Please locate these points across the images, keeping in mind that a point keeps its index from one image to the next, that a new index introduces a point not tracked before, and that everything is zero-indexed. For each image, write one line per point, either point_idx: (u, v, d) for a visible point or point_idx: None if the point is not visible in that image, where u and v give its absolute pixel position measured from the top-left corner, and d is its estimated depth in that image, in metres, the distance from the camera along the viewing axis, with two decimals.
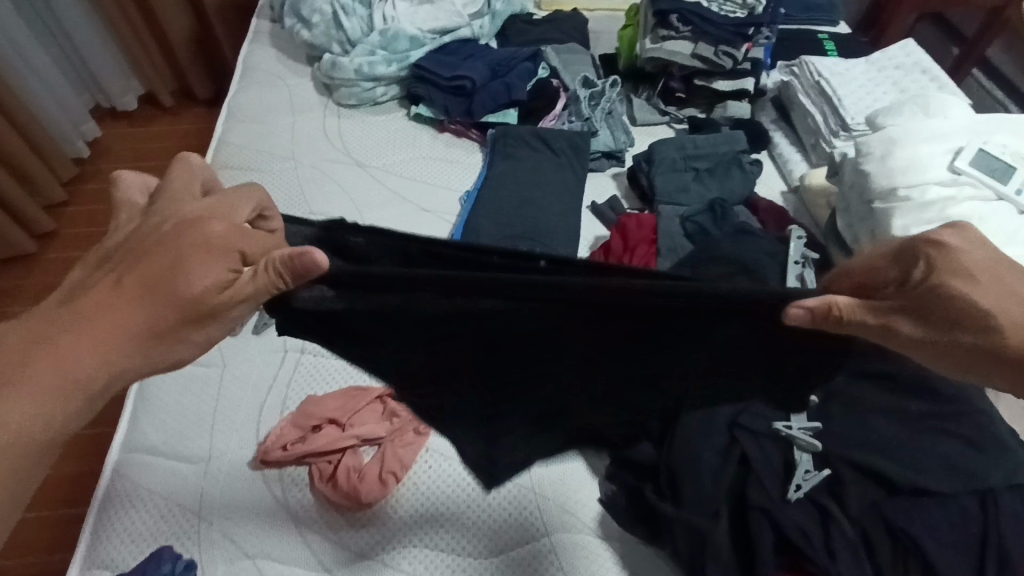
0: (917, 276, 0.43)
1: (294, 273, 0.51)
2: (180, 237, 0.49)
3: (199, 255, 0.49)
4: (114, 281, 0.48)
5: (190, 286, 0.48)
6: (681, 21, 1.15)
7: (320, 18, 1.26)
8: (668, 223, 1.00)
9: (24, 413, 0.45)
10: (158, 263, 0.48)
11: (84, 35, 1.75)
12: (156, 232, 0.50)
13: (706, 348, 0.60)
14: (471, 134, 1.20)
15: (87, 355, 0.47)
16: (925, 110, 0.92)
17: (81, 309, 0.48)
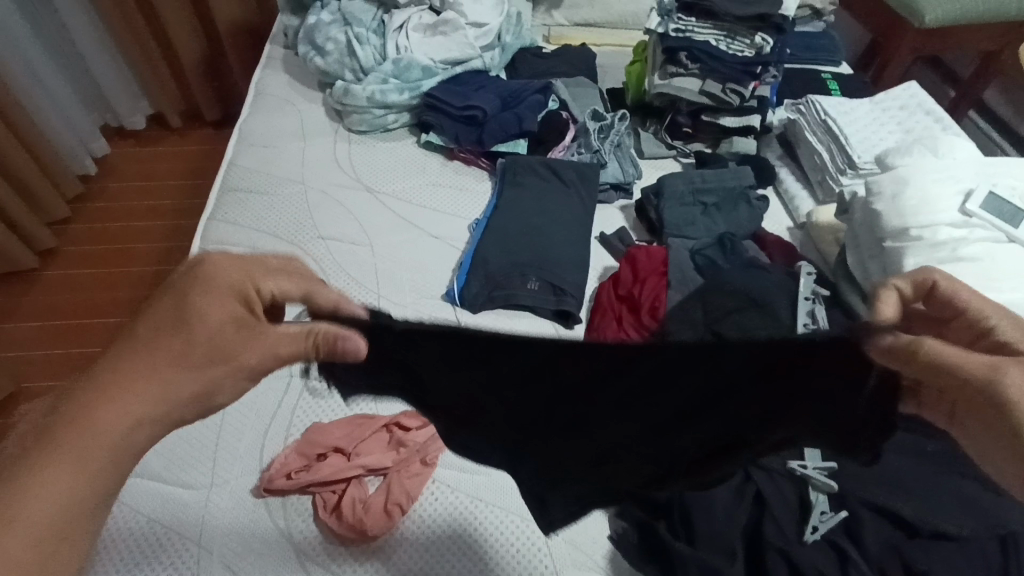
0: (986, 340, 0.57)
1: (327, 346, 0.54)
2: (198, 291, 0.54)
3: (215, 305, 0.54)
4: (139, 341, 0.53)
5: (204, 325, 0.53)
6: (689, 58, 1.18)
7: (334, 46, 1.29)
8: (678, 255, 1.01)
9: (60, 474, 0.48)
10: (173, 316, 0.53)
11: (95, 55, 1.78)
12: (169, 289, 0.55)
13: (732, 390, 0.58)
14: (481, 163, 1.21)
15: (110, 406, 0.50)
16: (934, 152, 0.93)
17: (111, 373, 0.52)
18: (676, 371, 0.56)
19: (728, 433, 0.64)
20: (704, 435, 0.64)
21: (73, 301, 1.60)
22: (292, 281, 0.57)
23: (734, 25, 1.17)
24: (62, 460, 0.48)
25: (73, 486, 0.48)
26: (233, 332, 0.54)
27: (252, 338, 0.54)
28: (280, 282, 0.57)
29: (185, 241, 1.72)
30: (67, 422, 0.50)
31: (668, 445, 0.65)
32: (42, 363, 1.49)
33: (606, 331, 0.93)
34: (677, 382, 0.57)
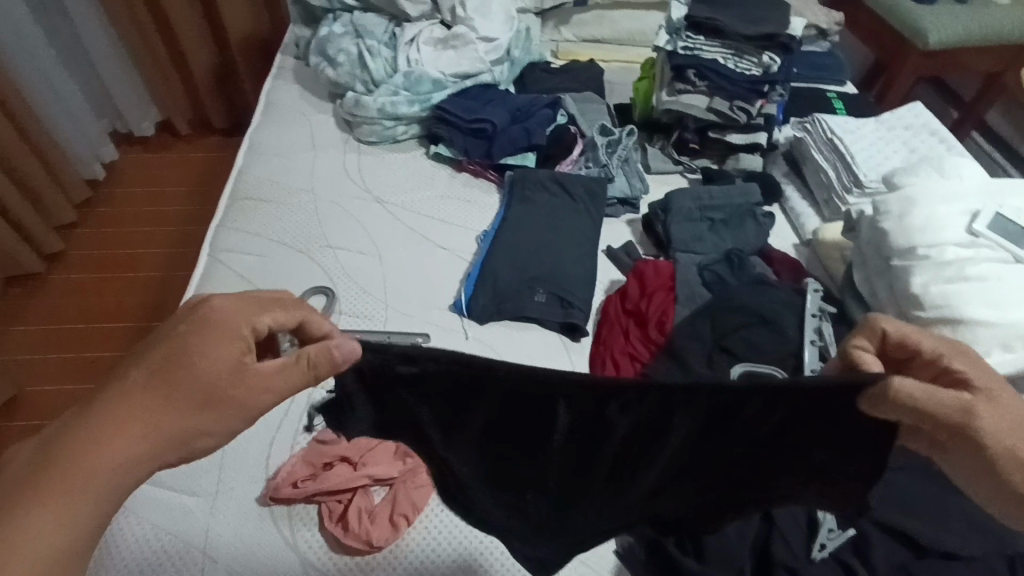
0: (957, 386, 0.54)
1: (325, 364, 0.54)
2: (196, 332, 0.54)
3: (213, 343, 0.54)
4: (135, 383, 0.53)
5: (200, 366, 0.53)
6: (697, 76, 1.18)
7: (346, 58, 1.30)
8: (686, 270, 1.01)
9: (51, 521, 0.49)
10: (170, 356, 0.54)
11: (107, 62, 1.80)
12: (166, 329, 0.56)
13: (746, 416, 0.57)
14: (489, 175, 1.22)
15: (102, 451, 0.51)
16: (940, 172, 0.94)
17: (106, 418, 0.52)
18: (687, 394, 0.55)
19: (736, 461, 0.63)
20: (714, 460, 0.63)
21: (77, 306, 1.60)
22: (289, 313, 0.58)
23: (741, 44, 1.19)
24: (55, 498, 0.50)
25: (62, 524, 0.50)
26: (232, 370, 0.54)
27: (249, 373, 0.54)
28: (277, 315, 0.57)
29: (191, 248, 1.73)
30: (62, 464, 0.50)
31: (679, 470, 0.64)
32: (45, 367, 1.49)
33: (613, 345, 0.93)
34: (687, 407, 0.56)
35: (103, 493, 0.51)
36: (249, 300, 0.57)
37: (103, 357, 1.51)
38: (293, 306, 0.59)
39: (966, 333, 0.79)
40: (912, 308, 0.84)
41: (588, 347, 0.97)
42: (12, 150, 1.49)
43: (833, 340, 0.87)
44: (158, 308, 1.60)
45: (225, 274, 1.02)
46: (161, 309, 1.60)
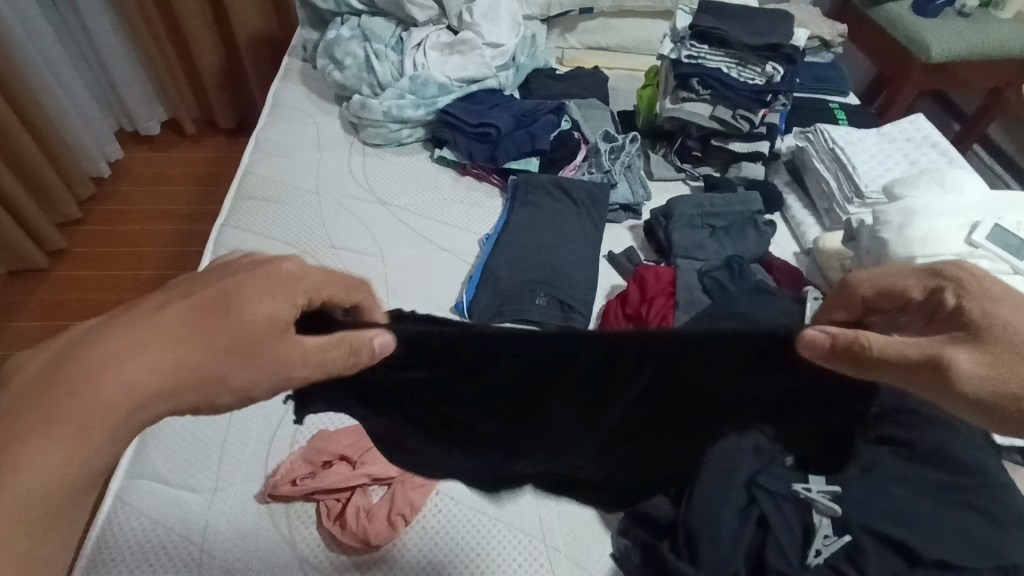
0: (950, 304, 0.53)
1: (366, 351, 0.53)
2: (251, 288, 0.51)
3: (263, 298, 0.50)
4: (171, 330, 0.49)
5: (243, 319, 0.49)
6: (701, 84, 1.20)
7: (353, 61, 1.31)
8: (686, 277, 1.02)
9: (53, 459, 0.45)
10: (215, 310, 0.50)
11: (116, 60, 1.82)
12: (234, 291, 0.51)
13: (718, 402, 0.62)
14: (492, 179, 1.23)
15: (124, 371, 0.47)
16: (941, 185, 0.95)
17: (138, 340, 0.48)
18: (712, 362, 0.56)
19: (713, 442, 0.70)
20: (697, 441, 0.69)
21: (81, 298, 1.61)
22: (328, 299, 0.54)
23: (745, 54, 1.20)
24: (63, 432, 0.46)
25: (69, 455, 0.46)
26: (272, 326, 0.50)
27: (289, 348, 0.50)
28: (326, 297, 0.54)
29: (194, 246, 1.74)
30: (77, 394, 0.46)
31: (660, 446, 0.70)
32: None
33: None
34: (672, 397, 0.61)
35: (107, 435, 0.47)
36: (318, 269, 0.54)
37: None
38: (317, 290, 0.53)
39: None
40: None
41: None
42: (20, 143, 1.51)
43: None
44: None
45: None
46: None
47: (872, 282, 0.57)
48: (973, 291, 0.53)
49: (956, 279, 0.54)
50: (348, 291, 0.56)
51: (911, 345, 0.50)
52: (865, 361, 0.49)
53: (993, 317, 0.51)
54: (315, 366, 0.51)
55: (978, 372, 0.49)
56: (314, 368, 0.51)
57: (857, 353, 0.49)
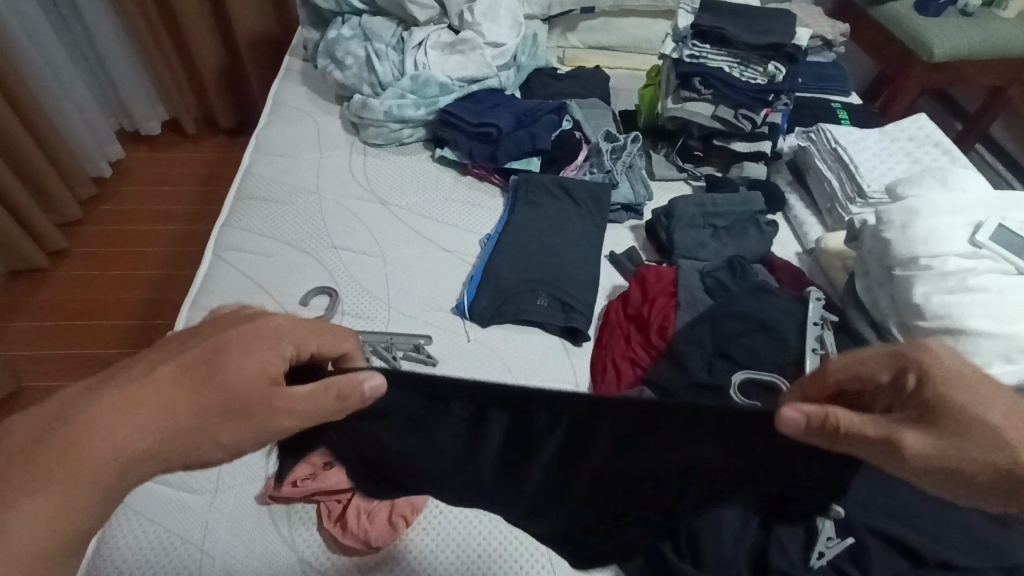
0: (910, 386, 0.50)
1: (355, 397, 0.52)
2: (239, 339, 0.51)
3: (252, 351, 0.50)
4: (161, 382, 0.49)
5: (229, 371, 0.49)
6: (702, 84, 1.19)
7: (354, 61, 1.31)
8: (688, 276, 1.01)
9: (43, 518, 0.44)
10: (204, 361, 0.50)
11: (117, 61, 1.82)
12: (220, 343, 0.51)
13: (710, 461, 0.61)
14: (493, 179, 1.23)
15: (115, 426, 0.47)
16: (944, 184, 0.95)
17: (126, 395, 0.48)
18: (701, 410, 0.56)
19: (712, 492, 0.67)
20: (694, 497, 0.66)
21: (81, 297, 1.61)
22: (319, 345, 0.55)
23: (747, 53, 1.19)
24: (56, 489, 0.45)
25: (61, 509, 0.45)
26: (260, 377, 0.50)
27: (278, 399, 0.49)
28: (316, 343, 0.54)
29: (195, 246, 1.74)
30: (68, 448, 0.46)
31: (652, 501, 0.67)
32: (44, 363, 1.47)
33: (615, 349, 0.94)
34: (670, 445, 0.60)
35: (99, 492, 0.46)
36: (302, 322, 0.55)
37: (104, 354, 1.50)
38: (305, 341, 0.53)
39: (967, 343, 0.79)
40: (913, 317, 0.85)
41: (590, 351, 0.98)
42: (21, 143, 1.50)
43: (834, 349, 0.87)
44: (160, 306, 1.60)
45: (228, 273, 1.03)
46: (164, 306, 1.60)
47: (842, 367, 0.53)
48: (937, 375, 0.49)
49: (922, 358, 0.50)
50: (334, 342, 0.56)
51: (873, 423, 0.48)
52: (833, 438, 0.49)
53: (969, 406, 0.47)
54: (301, 416, 0.50)
55: (941, 456, 0.46)
56: (302, 418, 0.50)
57: (828, 431, 0.49)
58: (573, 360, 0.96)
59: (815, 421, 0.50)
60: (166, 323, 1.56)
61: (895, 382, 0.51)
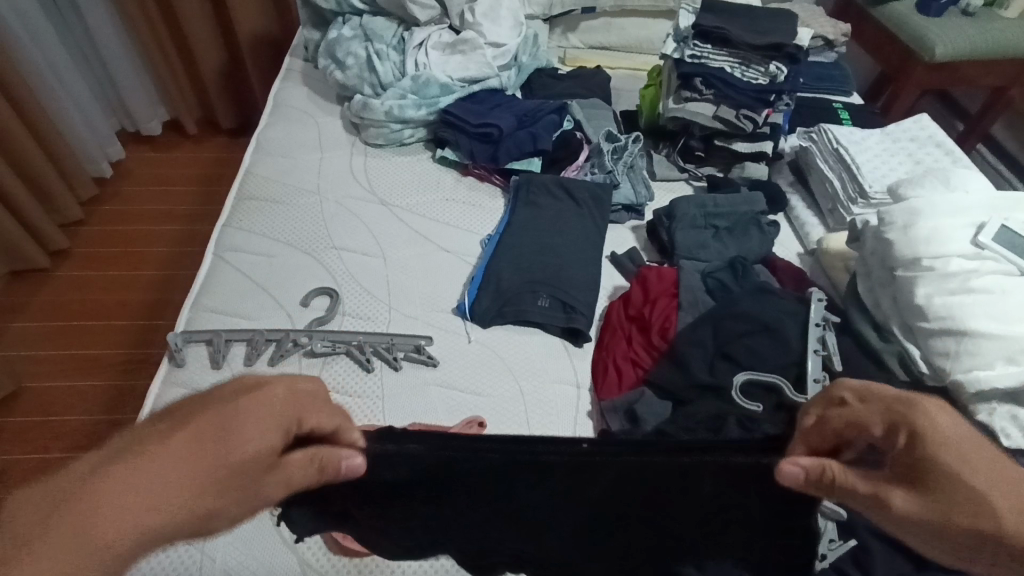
0: (903, 444, 0.47)
1: (335, 469, 0.52)
2: (245, 410, 0.47)
3: (260, 424, 0.47)
4: (162, 459, 0.43)
5: (238, 447, 0.45)
6: (704, 84, 1.19)
7: (354, 61, 1.31)
8: (689, 277, 1.01)
9: None
10: (209, 436, 0.45)
11: (118, 61, 1.82)
12: (224, 415, 0.46)
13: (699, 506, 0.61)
14: (494, 180, 1.23)
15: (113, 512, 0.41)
16: (946, 185, 0.94)
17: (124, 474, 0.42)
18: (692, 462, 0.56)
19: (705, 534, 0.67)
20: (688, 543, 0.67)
21: (82, 298, 1.61)
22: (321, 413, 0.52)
23: (748, 53, 1.19)
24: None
25: None
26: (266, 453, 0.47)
27: (279, 475, 0.48)
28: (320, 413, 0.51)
29: (196, 247, 1.74)
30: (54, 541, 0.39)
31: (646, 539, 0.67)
32: (45, 364, 1.47)
33: (616, 350, 0.94)
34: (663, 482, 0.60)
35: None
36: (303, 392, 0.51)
37: (105, 355, 1.50)
38: (307, 412, 0.50)
39: (970, 344, 0.79)
40: (915, 319, 0.85)
41: (591, 352, 0.97)
42: (21, 143, 1.50)
43: (836, 350, 0.88)
44: (160, 306, 1.60)
45: (229, 274, 1.03)
46: (164, 307, 1.60)
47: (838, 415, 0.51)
48: (930, 436, 0.46)
49: (915, 419, 0.47)
50: (334, 412, 0.53)
51: (867, 481, 0.47)
52: (828, 493, 0.49)
53: (955, 471, 0.44)
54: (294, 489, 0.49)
55: (934, 522, 0.44)
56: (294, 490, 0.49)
57: (824, 487, 0.49)
58: (574, 361, 0.96)
59: (808, 476, 0.50)
60: (167, 323, 1.56)
61: (885, 439, 0.48)
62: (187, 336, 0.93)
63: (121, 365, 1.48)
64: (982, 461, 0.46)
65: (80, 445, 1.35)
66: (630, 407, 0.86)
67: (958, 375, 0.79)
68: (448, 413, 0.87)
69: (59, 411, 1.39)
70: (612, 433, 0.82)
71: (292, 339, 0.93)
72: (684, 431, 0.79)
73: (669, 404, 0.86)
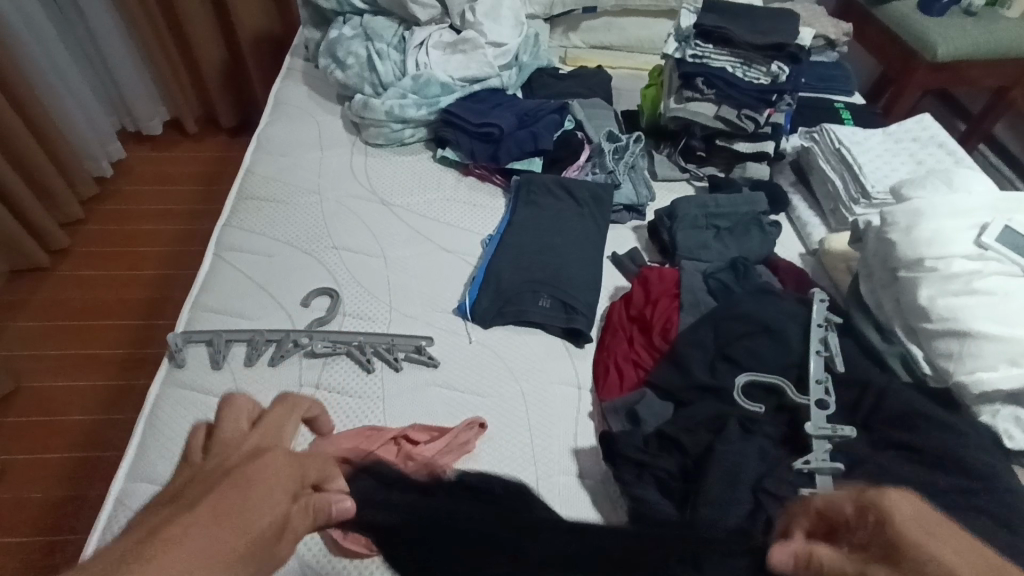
0: (871, 519, 0.45)
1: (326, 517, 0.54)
2: (257, 471, 0.48)
3: (276, 481, 0.49)
4: (200, 525, 0.42)
5: (267, 502, 0.46)
6: (705, 84, 1.19)
7: (355, 60, 1.31)
8: (691, 277, 1.00)
9: None
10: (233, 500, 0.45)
11: (119, 60, 1.82)
12: (239, 479, 0.47)
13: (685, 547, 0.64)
14: (495, 180, 1.23)
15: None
16: (949, 186, 0.94)
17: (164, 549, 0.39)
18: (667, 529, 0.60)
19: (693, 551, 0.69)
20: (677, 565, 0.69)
21: (82, 297, 1.60)
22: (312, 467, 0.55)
23: (750, 53, 1.19)
24: None
25: None
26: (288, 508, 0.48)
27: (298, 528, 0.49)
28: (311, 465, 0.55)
29: (196, 246, 1.73)
30: None
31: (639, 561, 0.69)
32: (44, 362, 1.47)
33: (617, 351, 0.94)
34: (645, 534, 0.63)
35: None
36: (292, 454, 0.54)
37: (104, 354, 1.49)
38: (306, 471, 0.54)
39: (972, 346, 0.79)
40: (917, 320, 0.84)
41: (592, 352, 0.97)
42: (22, 142, 1.50)
43: (838, 351, 0.86)
44: (160, 305, 1.60)
45: (229, 273, 1.02)
46: (164, 306, 1.60)
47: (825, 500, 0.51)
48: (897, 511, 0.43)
49: (881, 497, 0.45)
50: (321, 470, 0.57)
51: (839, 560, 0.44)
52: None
53: (931, 546, 0.41)
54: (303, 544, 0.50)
55: None
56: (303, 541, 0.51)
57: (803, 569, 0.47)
58: (575, 361, 0.96)
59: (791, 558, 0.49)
60: (166, 322, 1.56)
61: (858, 519, 0.46)
62: (187, 336, 0.93)
63: (120, 365, 1.48)
64: (950, 537, 0.43)
65: (79, 444, 1.34)
66: (631, 407, 0.85)
67: (961, 376, 0.79)
68: (449, 413, 0.87)
69: (59, 410, 1.39)
70: (614, 433, 0.82)
71: (292, 339, 0.93)
72: (685, 432, 0.80)
73: (670, 405, 0.86)
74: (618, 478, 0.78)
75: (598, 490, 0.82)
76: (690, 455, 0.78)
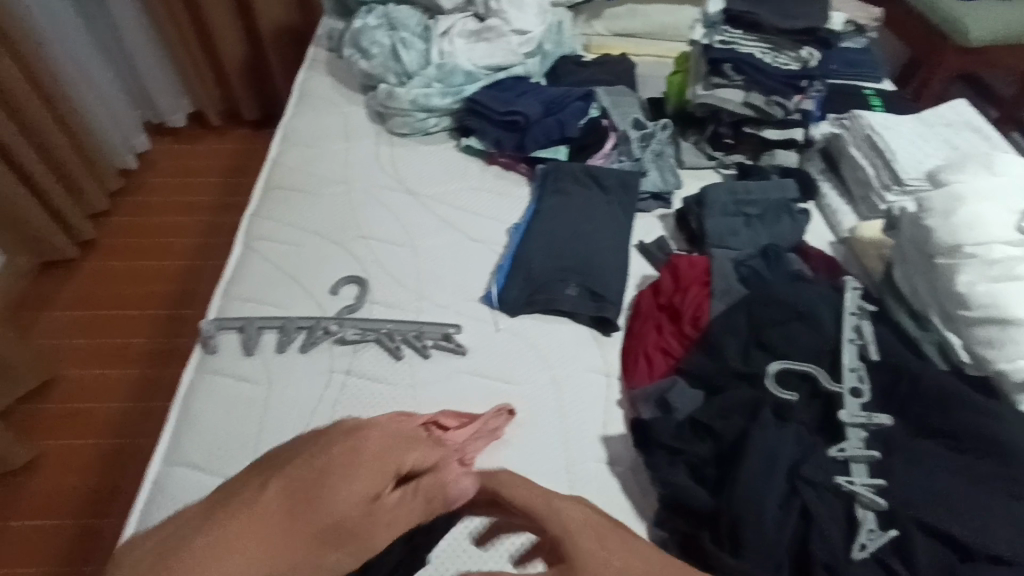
0: None
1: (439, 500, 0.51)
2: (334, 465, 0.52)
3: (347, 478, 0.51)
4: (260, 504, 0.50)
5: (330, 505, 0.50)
6: (734, 70, 1.17)
7: (379, 50, 1.31)
8: (721, 265, 0.99)
9: None
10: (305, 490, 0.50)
11: (142, 54, 1.84)
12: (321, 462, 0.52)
13: None
14: (520, 168, 1.22)
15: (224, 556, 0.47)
16: (990, 170, 0.90)
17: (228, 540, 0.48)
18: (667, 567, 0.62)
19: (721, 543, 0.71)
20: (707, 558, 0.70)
21: (109, 288, 1.63)
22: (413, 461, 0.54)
23: (779, 39, 1.19)
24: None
25: None
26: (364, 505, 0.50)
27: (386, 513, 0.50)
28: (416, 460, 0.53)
29: (221, 237, 1.75)
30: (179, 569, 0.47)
31: None
32: (76, 352, 1.50)
33: (646, 339, 0.93)
34: None
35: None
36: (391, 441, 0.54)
37: (134, 344, 1.52)
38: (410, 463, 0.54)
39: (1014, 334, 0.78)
40: (955, 307, 0.83)
41: (621, 341, 0.97)
42: (50, 137, 1.53)
43: (872, 339, 0.85)
44: (188, 296, 1.62)
45: (259, 262, 1.04)
46: (192, 297, 1.62)
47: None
48: None
49: None
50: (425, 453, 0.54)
51: None
52: None
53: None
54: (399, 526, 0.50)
55: None
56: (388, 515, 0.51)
57: None
58: (604, 348, 0.95)
59: None
60: (195, 313, 1.58)
61: None
62: (219, 323, 0.94)
63: (151, 355, 1.50)
64: None
65: (111, 432, 1.37)
66: (663, 395, 0.85)
67: (1001, 364, 0.78)
68: (479, 399, 0.88)
69: (92, 398, 1.42)
70: (647, 420, 0.82)
71: (323, 327, 0.94)
72: (718, 418, 0.79)
73: (702, 392, 0.85)
74: (651, 465, 0.78)
75: (628, 477, 0.82)
76: (724, 441, 0.77)
